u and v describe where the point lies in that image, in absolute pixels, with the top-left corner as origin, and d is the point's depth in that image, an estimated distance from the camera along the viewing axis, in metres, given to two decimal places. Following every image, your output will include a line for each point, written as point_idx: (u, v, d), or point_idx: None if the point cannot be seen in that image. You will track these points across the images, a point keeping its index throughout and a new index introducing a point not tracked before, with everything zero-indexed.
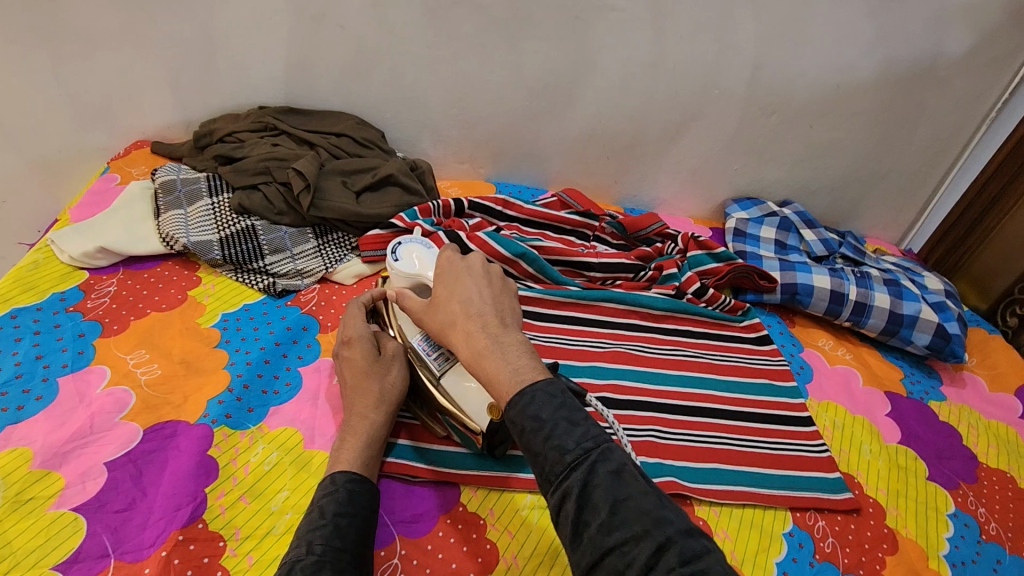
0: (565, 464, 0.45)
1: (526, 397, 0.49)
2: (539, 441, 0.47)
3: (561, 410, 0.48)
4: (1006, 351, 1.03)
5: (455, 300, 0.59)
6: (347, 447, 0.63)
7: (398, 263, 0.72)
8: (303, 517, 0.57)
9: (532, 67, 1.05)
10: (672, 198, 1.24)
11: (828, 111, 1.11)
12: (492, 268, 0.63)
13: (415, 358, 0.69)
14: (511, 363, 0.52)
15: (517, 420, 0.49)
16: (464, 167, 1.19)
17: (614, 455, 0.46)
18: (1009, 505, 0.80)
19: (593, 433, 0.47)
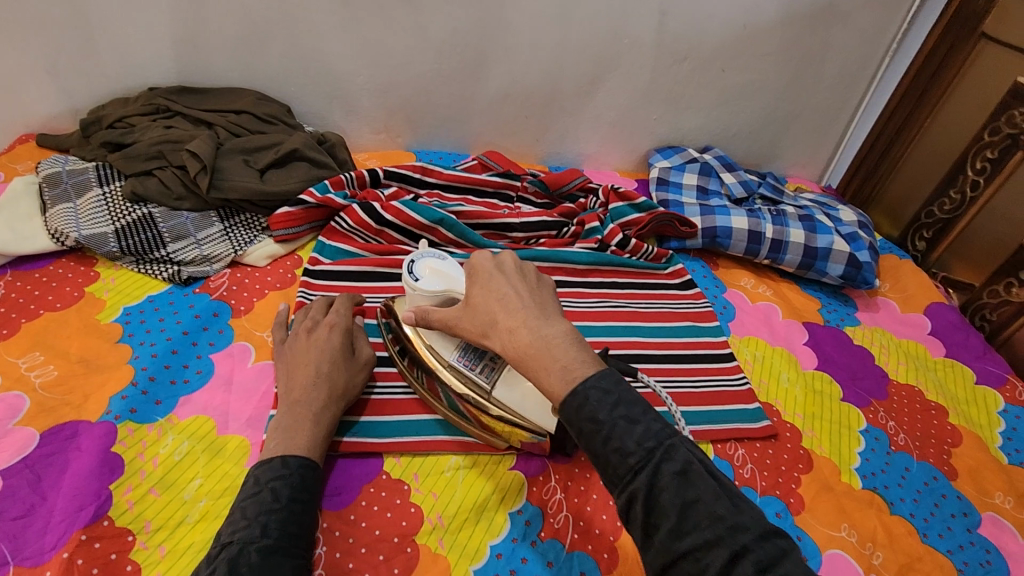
0: (629, 468, 0.45)
1: (579, 394, 0.48)
2: (601, 444, 0.46)
3: (619, 408, 0.47)
4: (915, 274, 1.09)
5: (494, 301, 0.58)
6: (293, 418, 0.61)
7: (420, 284, 0.66)
8: (251, 495, 0.54)
9: (437, 26, 1.02)
10: (596, 153, 1.24)
11: (738, 53, 1.12)
12: (526, 267, 0.61)
13: (454, 375, 0.66)
14: (559, 359, 0.51)
15: (574, 421, 0.48)
16: (381, 138, 1.16)
17: (678, 454, 0.45)
18: (916, 416, 0.85)
19: (653, 430, 0.46)
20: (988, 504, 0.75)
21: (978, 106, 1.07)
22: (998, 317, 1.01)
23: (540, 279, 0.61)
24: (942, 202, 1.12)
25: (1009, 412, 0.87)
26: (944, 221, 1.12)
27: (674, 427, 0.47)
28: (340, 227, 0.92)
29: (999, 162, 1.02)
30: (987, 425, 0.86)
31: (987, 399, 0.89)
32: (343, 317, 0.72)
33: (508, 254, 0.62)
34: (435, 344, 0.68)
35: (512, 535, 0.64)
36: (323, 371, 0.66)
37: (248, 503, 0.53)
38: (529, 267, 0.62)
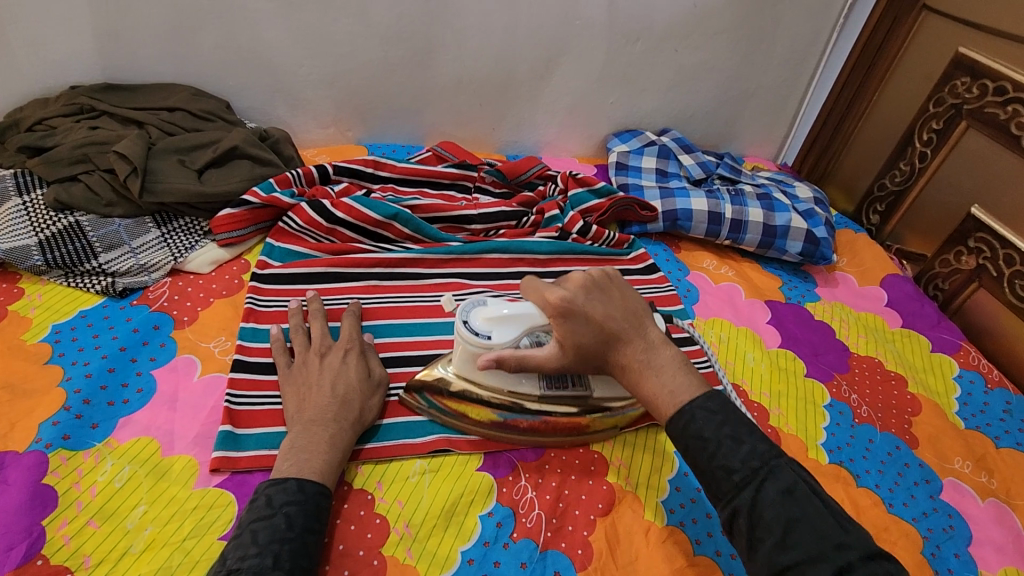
0: (734, 484, 0.50)
1: (686, 415, 0.54)
2: (707, 459, 0.52)
3: (724, 427, 0.52)
4: (870, 248, 1.10)
5: (593, 338, 0.59)
6: (313, 438, 0.59)
7: (494, 339, 0.62)
8: (262, 519, 0.52)
9: (380, 11, 0.97)
10: (555, 140, 1.22)
11: (690, 33, 1.11)
12: (604, 278, 0.62)
13: (550, 401, 0.68)
14: (669, 383, 0.56)
15: (680, 438, 0.54)
16: (329, 132, 1.11)
17: (783, 475, 0.49)
18: (877, 387, 0.86)
19: (758, 451, 0.51)
20: (948, 470, 0.77)
21: (924, 77, 1.07)
22: (949, 285, 1.01)
23: (622, 290, 0.62)
24: (893, 174, 1.13)
25: (965, 377, 0.89)
26: (896, 193, 1.12)
27: (780, 449, 0.51)
28: (290, 227, 0.87)
29: (944, 133, 1.02)
30: (945, 392, 0.87)
31: (943, 366, 0.91)
32: (356, 340, 0.71)
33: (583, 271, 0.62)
34: (517, 387, 0.67)
35: (483, 539, 0.62)
36: (345, 393, 0.64)
37: (259, 527, 0.51)
38: (605, 277, 0.62)
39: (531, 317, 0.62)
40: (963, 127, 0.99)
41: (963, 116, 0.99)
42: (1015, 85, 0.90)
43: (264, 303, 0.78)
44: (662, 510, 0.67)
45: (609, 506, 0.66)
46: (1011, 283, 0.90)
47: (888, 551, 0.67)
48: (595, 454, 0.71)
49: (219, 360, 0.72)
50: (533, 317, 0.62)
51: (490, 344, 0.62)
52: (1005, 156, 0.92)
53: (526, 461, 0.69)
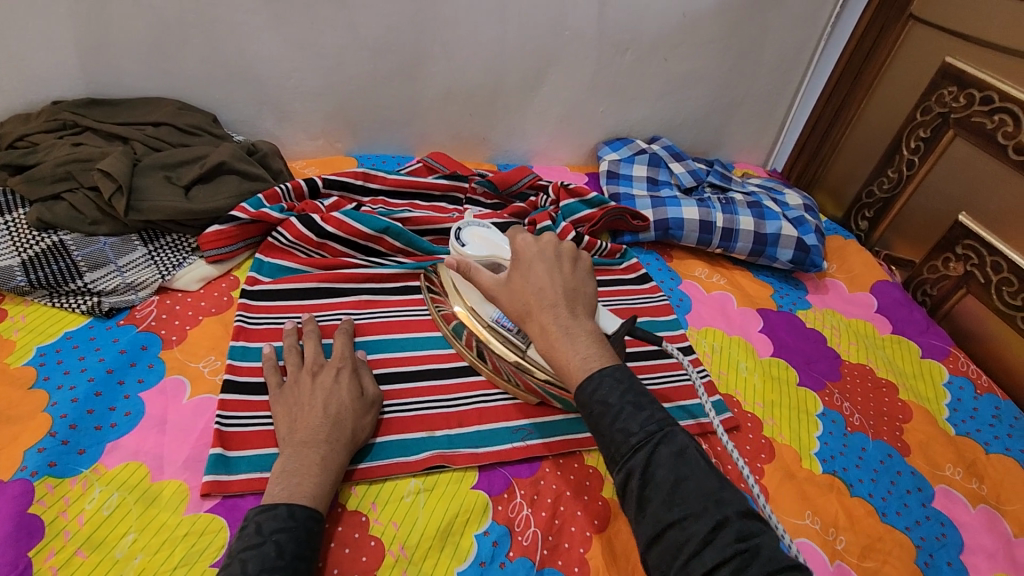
0: (630, 446, 0.49)
1: (596, 381, 0.52)
2: (607, 423, 0.50)
3: (628, 394, 0.51)
4: (859, 254, 1.11)
5: (529, 291, 0.58)
6: (303, 461, 0.58)
7: (466, 248, 0.70)
8: (252, 547, 0.50)
9: (369, 24, 0.96)
10: (545, 149, 1.22)
11: (679, 41, 1.11)
12: (566, 250, 0.61)
13: (495, 335, 0.72)
14: (579, 351, 0.54)
15: (585, 403, 0.52)
16: (319, 143, 1.10)
17: (678, 438, 0.49)
18: (869, 395, 0.87)
19: (656, 416, 0.50)
20: (940, 477, 0.77)
21: (911, 85, 1.08)
22: (938, 291, 1.02)
23: (579, 270, 0.61)
24: (881, 181, 1.14)
25: (954, 383, 0.90)
26: (884, 200, 1.13)
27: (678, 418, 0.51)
28: (280, 242, 0.86)
29: (932, 141, 1.03)
30: (935, 398, 0.88)
31: (933, 372, 0.92)
32: (349, 359, 0.70)
33: (550, 239, 0.62)
34: (479, 309, 0.73)
35: (479, 559, 0.61)
36: (335, 413, 0.62)
37: (249, 556, 0.50)
38: (568, 252, 0.62)
39: (505, 252, 0.69)
40: (950, 135, 1.00)
41: (950, 125, 1.00)
42: (1001, 94, 0.91)
43: (254, 321, 0.77)
44: None
45: (606, 522, 0.66)
46: (998, 290, 0.91)
47: (881, 561, 0.67)
48: (590, 469, 0.71)
49: (209, 381, 0.71)
50: (505, 252, 0.69)
51: (462, 250, 0.70)
52: (991, 164, 0.93)
53: (521, 478, 0.69)
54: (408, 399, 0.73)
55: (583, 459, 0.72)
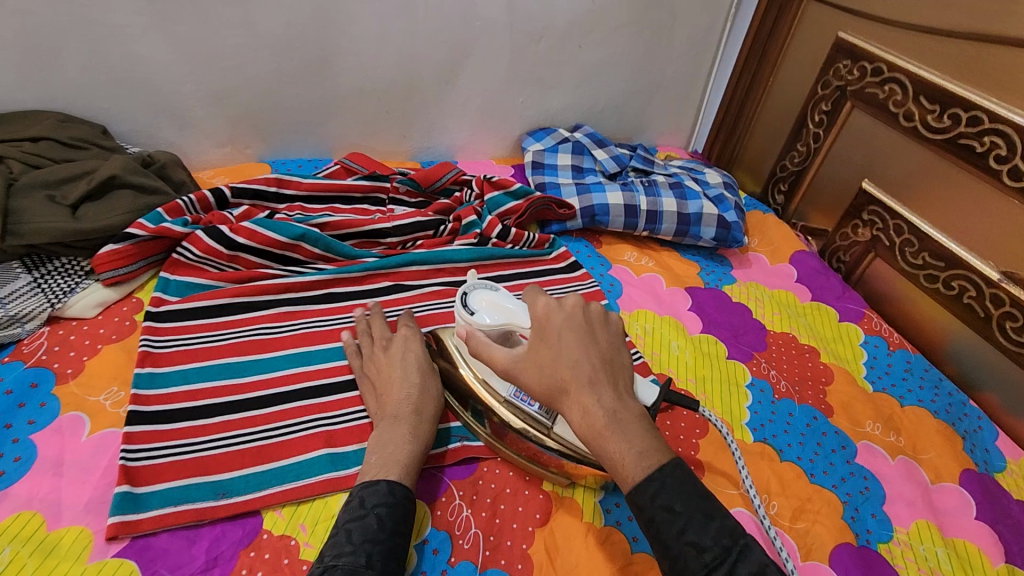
0: (704, 563, 0.45)
1: (656, 483, 0.48)
2: (674, 534, 0.47)
3: (693, 501, 0.48)
4: (778, 227, 1.16)
5: (562, 365, 0.54)
6: (395, 433, 0.62)
7: (476, 317, 0.65)
8: (357, 519, 0.53)
9: (266, 21, 0.92)
10: (469, 143, 1.20)
11: (593, 28, 1.12)
12: (594, 314, 0.58)
13: (512, 411, 0.65)
14: (634, 444, 0.50)
15: (644, 508, 0.48)
16: (226, 151, 1.04)
17: (755, 554, 0.45)
18: (793, 361, 0.90)
19: (728, 527, 0.47)
20: (861, 433, 0.81)
21: (810, 62, 1.13)
22: (850, 257, 1.07)
23: (612, 338, 0.58)
24: (792, 155, 1.18)
25: (870, 342, 0.95)
26: (796, 173, 1.18)
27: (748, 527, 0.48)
28: (185, 258, 0.81)
29: (833, 114, 1.08)
30: (853, 358, 0.93)
31: (850, 334, 0.97)
32: (412, 330, 0.74)
33: (575, 302, 0.58)
34: (491, 381, 0.67)
35: (421, 569, 0.59)
36: (418, 388, 0.67)
37: (353, 526, 0.52)
38: (597, 316, 0.58)
39: (518, 319, 0.64)
40: (849, 107, 1.05)
41: (848, 97, 1.04)
42: (889, 65, 0.96)
43: (161, 344, 0.72)
44: (599, 510, 0.67)
45: (547, 515, 0.66)
46: (901, 251, 0.97)
47: (814, 523, 0.70)
48: None
49: (112, 415, 0.65)
50: (520, 318, 0.64)
51: (473, 319, 0.66)
52: (885, 131, 0.98)
53: (459, 479, 0.68)
54: (333, 412, 0.70)
55: None
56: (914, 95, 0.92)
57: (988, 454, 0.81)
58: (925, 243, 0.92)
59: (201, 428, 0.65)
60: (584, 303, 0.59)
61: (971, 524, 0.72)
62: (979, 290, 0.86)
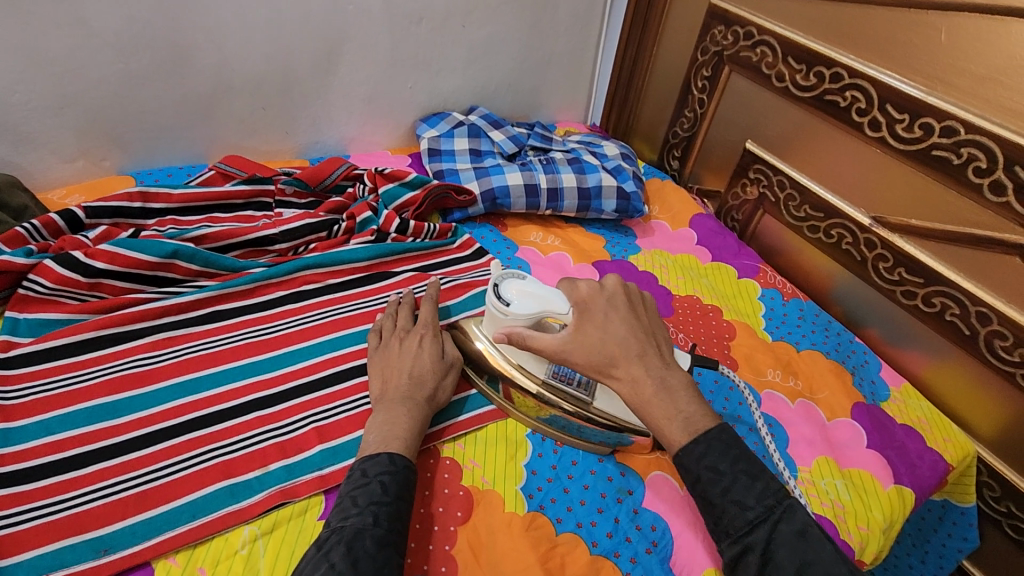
0: (747, 521, 0.53)
1: (702, 446, 0.56)
2: (719, 493, 0.55)
3: (738, 463, 0.56)
4: (676, 193, 1.19)
5: (608, 340, 0.62)
6: (394, 412, 0.63)
7: (512, 308, 0.67)
8: (361, 486, 0.54)
9: (101, 17, 0.81)
10: (360, 134, 1.14)
11: (474, 6, 1.08)
12: (631, 293, 0.66)
13: (550, 391, 0.69)
14: (683, 411, 0.59)
15: (694, 470, 0.56)
16: (79, 165, 0.92)
17: (795, 516, 0.53)
18: (698, 321, 0.93)
19: (771, 489, 0.54)
20: (764, 383, 0.85)
21: (689, 29, 1.16)
22: (742, 215, 1.12)
23: (645, 308, 0.67)
24: (682, 121, 1.21)
25: (766, 295, 1.00)
26: (687, 139, 1.21)
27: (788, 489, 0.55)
28: (35, 292, 0.71)
29: (714, 79, 1.11)
30: (753, 312, 0.97)
31: (748, 289, 1.01)
32: (431, 325, 0.75)
33: (614, 284, 0.66)
34: (525, 365, 0.70)
35: None
36: (419, 375, 0.68)
37: (358, 493, 0.54)
38: (635, 297, 0.67)
39: (555, 305, 0.65)
40: (727, 71, 1.08)
41: (726, 61, 1.08)
42: (759, 28, 0.99)
43: (15, 395, 0.64)
44: (521, 498, 0.66)
45: (469, 512, 0.64)
46: (786, 206, 1.02)
47: None
48: (447, 460, 0.68)
49: None
50: (556, 303, 0.66)
51: (511, 312, 0.67)
52: (761, 93, 1.02)
53: None
54: (232, 439, 0.65)
55: (437, 450, 0.69)
56: (783, 56, 0.96)
57: (875, 385, 0.88)
58: (805, 196, 0.98)
59: (71, 481, 0.58)
60: (621, 283, 0.67)
61: (864, 453, 0.78)
62: (854, 236, 0.92)
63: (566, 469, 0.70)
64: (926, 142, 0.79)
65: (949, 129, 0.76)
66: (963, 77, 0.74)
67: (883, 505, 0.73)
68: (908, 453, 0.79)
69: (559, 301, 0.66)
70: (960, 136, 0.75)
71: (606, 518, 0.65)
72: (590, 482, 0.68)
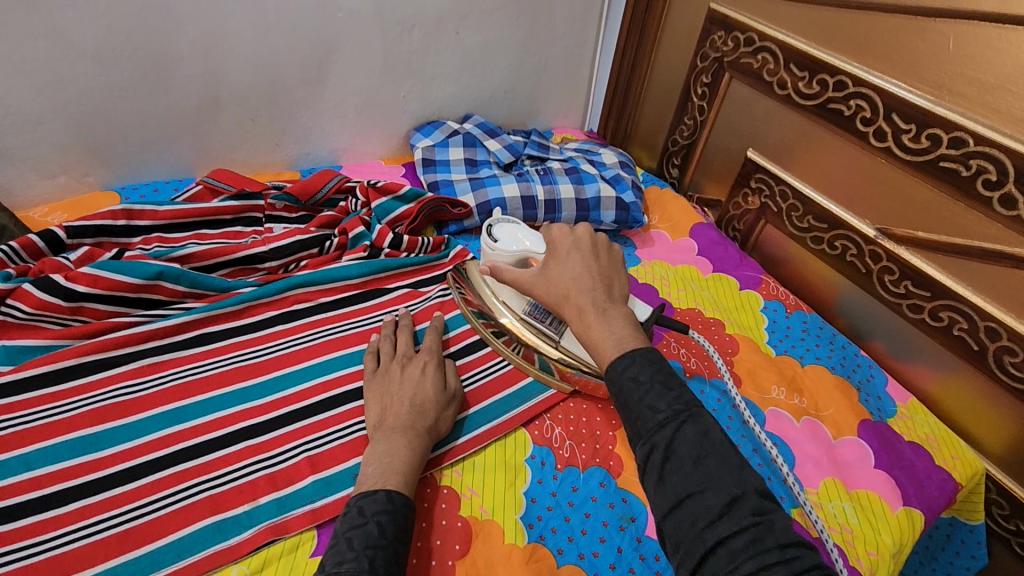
0: (656, 422, 0.46)
1: (627, 359, 0.51)
2: (635, 398, 0.48)
3: (660, 373, 0.49)
4: (675, 202, 1.17)
5: (568, 279, 0.60)
6: (393, 441, 0.61)
7: (499, 244, 0.76)
8: (357, 527, 0.52)
9: (79, 28, 0.78)
10: (353, 144, 1.11)
11: (467, 12, 1.06)
12: (598, 238, 0.64)
13: (524, 325, 0.78)
14: (615, 332, 0.54)
15: (614, 381, 0.50)
16: (61, 181, 0.90)
17: (704, 418, 0.46)
18: (700, 335, 0.91)
19: (685, 397, 0.48)
20: (768, 400, 0.83)
21: (688, 33, 1.13)
22: (743, 225, 1.10)
23: (612, 250, 0.65)
24: (681, 129, 1.19)
25: (769, 307, 0.98)
26: (687, 146, 1.19)
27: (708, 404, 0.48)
28: (14, 318, 0.69)
29: (713, 86, 1.09)
30: (755, 325, 0.95)
31: (751, 301, 0.99)
32: (434, 353, 0.74)
33: (584, 230, 0.65)
34: (508, 302, 0.79)
35: None
36: (421, 403, 0.66)
37: (353, 534, 0.51)
38: (602, 243, 0.64)
39: (535, 248, 0.73)
40: (727, 78, 1.06)
41: (725, 68, 1.05)
42: (760, 34, 0.97)
43: None
44: (520, 528, 0.64)
45: (467, 545, 0.61)
46: (788, 216, 1.00)
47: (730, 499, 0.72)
48: (443, 490, 0.66)
49: None
50: (537, 247, 0.73)
51: (496, 246, 0.76)
52: (762, 101, 1.00)
53: None
54: (221, 471, 0.63)
55: (433, 479, 0.66)
56: (785, 63, 0.94)
57: (881, 401, 0.86)
58: (808, 206, 0.96)
59: (51, 521, 0.56)
60: (591, 230, 0.65)
61: (871, 473, 0.76)
62: (859, 248, 0.90)
63: (567, 496, 0.67)
64: (934, 153, 0.76)
65: (957, 141, 0.74)
66: (972, 87, 0.72)
67: (892, 528, 0.71)
68: (917, 473, 0.77)
69: (540, 244, 0.74)
70: (969, 147, 0.73)
71: (609, 548, 0.63)
72: (592, 510, 0.66)
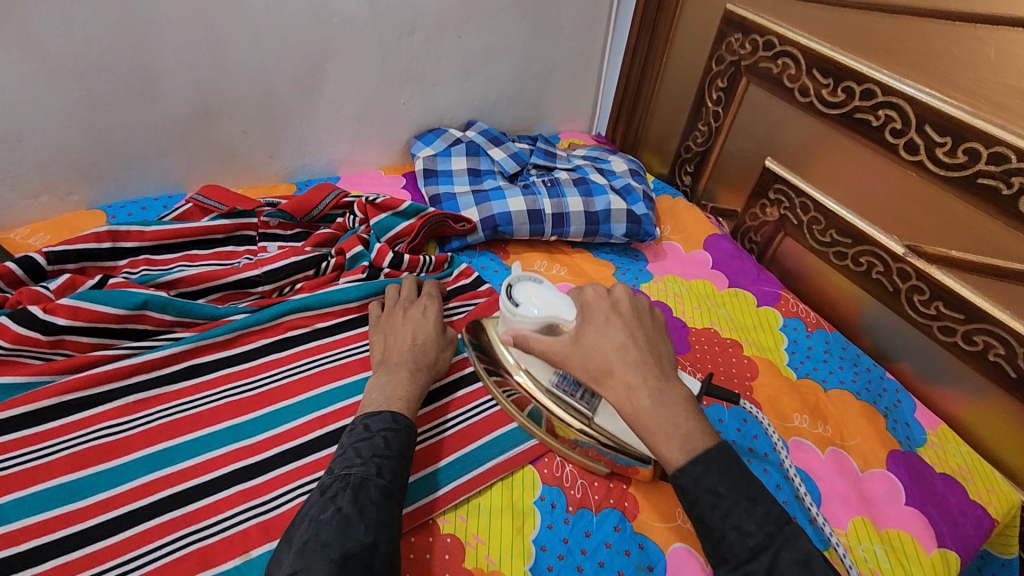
0: (748, 548, 0.46)
1: (701, 466, 0.49)
2: (719, 517, 0.48)
3: (738, 484, 0.49)
4: (688, 212, 1.12)
5: (610, 349, 0.54)
6: (397, 374, 0.65)
7: (521, 310, 0.61)
8: (364, 439, 0.55)
9: (57, 39, 0.74)
10: (352, 154, 1.07)
11: (469, 14, 1.00)
12: (640, 303, 0.58)
13: (551, 399, 0.63)
14: (681, 427, 0.50)
15: (688, 489, 0.49)
16: (43, 201, 0.85)
17: (799, 542, 0.47)
18: (716, 358, 0.87)
19: (772, 514, 0.48)
20: (791, 430, 0.78)
21: (703, 32, 1.08)
22: (761, 237, 1.05)
23: (654, 318, 0.59)
24: (695, 135, 1.14)
25: (789, 326, 0.93)
26: (700, 153, 1.14)
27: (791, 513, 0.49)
28: None
29: (730, 90, 1.03)
30: (774, 346, 0.90)
31: (769, 319, 0.94)
32: (436, 299, 0.78)
33: (623, 291, 0.59)
34: (531, 369, 0.64)
35: None
36: (422, 343, 0.70)
37: (361, 445, 0.55)
38: (643, 308, 0.58)
39: (563, 313, 0.59)
40: (744, 82, 1.00)
41: (742, 71, 1.00)
42: (781, 37, 0.92)
43: None
44: None
45: None
46: (810, 229, 0.95)
47: None
48: (447, 538, 0.62)
49: None
50: (566, 312, 0.59)
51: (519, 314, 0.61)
52: (781, 107, 0.95)
53: None
54: (210, 519, 0.59)
55: (437, 527, 0.62)
56: (807, 68, 0.88)
57: (910, 428, 0.81)
58: (831, 219, 0.90)
59: None
60: (630, 292, 0.59)
61: (903, 510, 0.71)
62: (885, 265, 0.85)
63: (580, 543, 0.63)
64: (972, 169, 0.71)
65: (997, 156, 0.68)
66: (1014, 98, 0.66)
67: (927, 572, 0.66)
68: (951, 509, 0.72)
69: (568, 309, 0.60)
70: (1011, 163, 0.67)
71: None
72: (606, 559, 0.62)
